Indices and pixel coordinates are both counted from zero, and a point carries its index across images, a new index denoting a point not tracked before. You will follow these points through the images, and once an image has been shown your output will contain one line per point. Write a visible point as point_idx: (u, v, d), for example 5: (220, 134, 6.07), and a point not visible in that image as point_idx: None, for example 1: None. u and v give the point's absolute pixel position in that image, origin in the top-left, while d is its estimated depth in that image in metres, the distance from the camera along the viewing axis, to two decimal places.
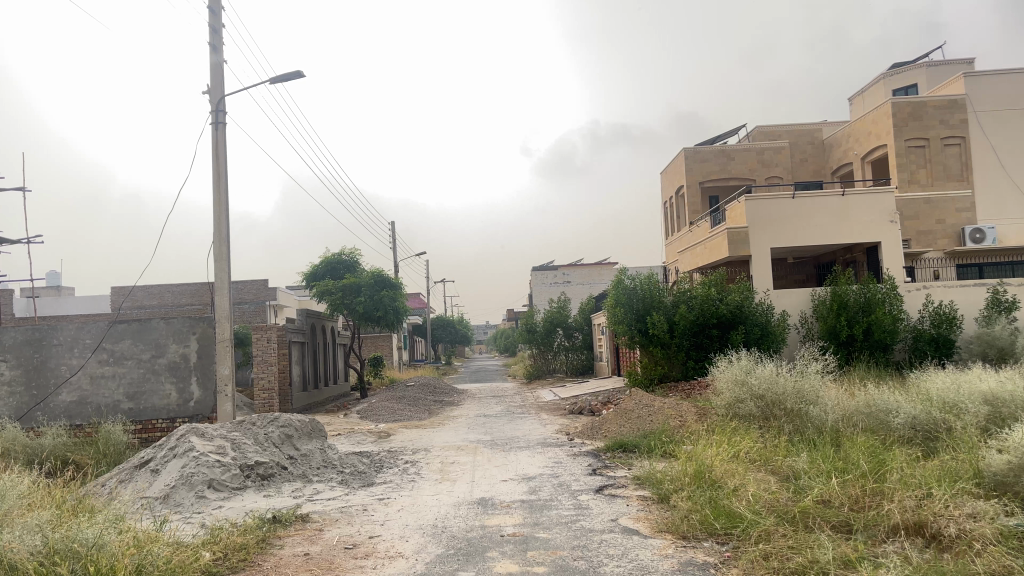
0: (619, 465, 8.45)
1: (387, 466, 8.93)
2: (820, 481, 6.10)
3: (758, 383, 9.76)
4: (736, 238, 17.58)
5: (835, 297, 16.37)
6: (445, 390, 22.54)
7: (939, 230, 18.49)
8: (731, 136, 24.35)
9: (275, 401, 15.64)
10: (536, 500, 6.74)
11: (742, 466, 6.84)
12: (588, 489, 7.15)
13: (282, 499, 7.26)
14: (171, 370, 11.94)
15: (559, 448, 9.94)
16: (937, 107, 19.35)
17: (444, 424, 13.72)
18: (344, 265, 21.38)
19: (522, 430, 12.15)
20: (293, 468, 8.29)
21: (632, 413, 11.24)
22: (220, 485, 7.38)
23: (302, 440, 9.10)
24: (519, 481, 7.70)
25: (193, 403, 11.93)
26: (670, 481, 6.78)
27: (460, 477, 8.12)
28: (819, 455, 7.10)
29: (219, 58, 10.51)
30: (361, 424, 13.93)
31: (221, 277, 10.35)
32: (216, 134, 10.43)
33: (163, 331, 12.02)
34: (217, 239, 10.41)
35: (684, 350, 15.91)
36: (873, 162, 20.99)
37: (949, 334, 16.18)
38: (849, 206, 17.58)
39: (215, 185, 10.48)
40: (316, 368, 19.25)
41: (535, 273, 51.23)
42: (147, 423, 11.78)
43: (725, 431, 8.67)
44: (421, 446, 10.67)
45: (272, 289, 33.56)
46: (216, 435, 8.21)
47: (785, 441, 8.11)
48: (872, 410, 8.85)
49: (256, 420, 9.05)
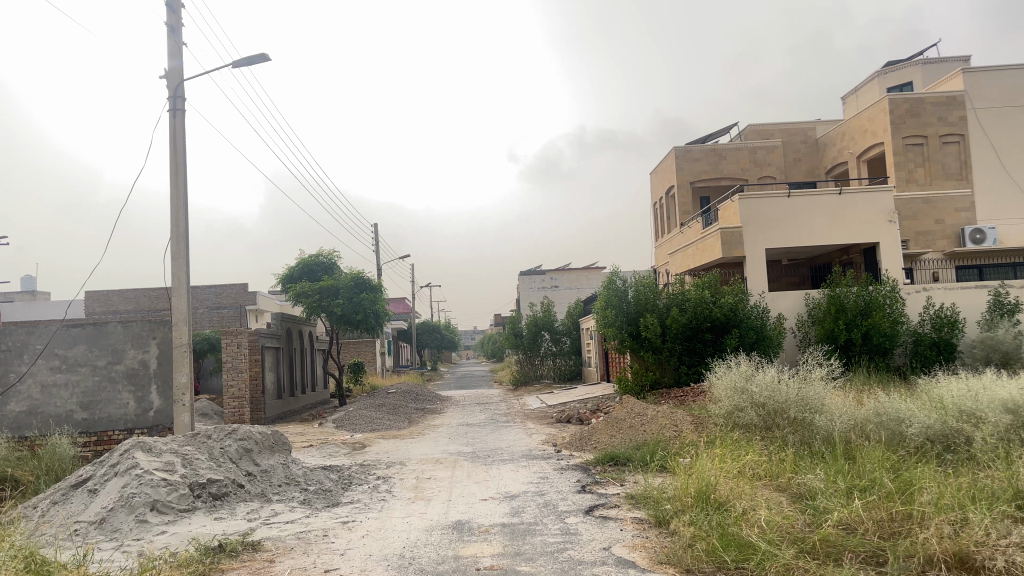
0: (610, 481, 7.70)
1: (356, 482, 8.13)
2: (840, 502, 5.39)
3: (758, 390, 9.02)
4: (730, 239, 16.92)
5: (833, 299, 15.73)
6: (428, 397, 21.71)
7: (938, 230, 17.89)
8: (722, 134, 23.72)
9: (246, 411, 14.90)
10: (518, 524, 5.97)
11: (749, 484, 6.12)
12: (577, 510, 6.38)
13: (234, 523, 6.44)
14: (129, 378, 11.11)
15: (546, 462, 9.18)
16: (935, 103, 18.79)
17: (424, 434, 12.92)
18: (321, 267, 20.56)
19: (506, 441, 11.37)
20: (250, 487, 7.46)
21: (624, 422, 10.50)
22: (165, 507, 6.58)
23: (263, 454, 8.29)
24: (501, 500, 6.92)
25: (153, 413, 11.11)
26: (668, 500, 6.04)
27: (436, 495, 7.33)
28: (833, 471, 6.40)
29: (176, 40, 9.73)
30: (334, 435, 13.11)
31: (178, 276, 9.54)
32: (173, 122, 9.65)
33: (121, 335, 11.22)
34: (174, 235, 9.59)
35: (676, 354, 15.26)
36: (868, 161, 20.40)
37: (950, 338, 15.55)
38: (846, 205, 16.94)
39: (172, 177, 9.68)
40: (293, 375, 18.46)
41: (522, 277, 50.60)
42: (103, 435, 10.96)
43: (726, 443, 7.94)
44: (396, 460, 9.86)
45: (252, 293, 32.67)
46: (164, 450, 7.41)
47: (792, 455, 7.41)
48: (885, 419, 8.21)
49: (211, 432, 8.21)
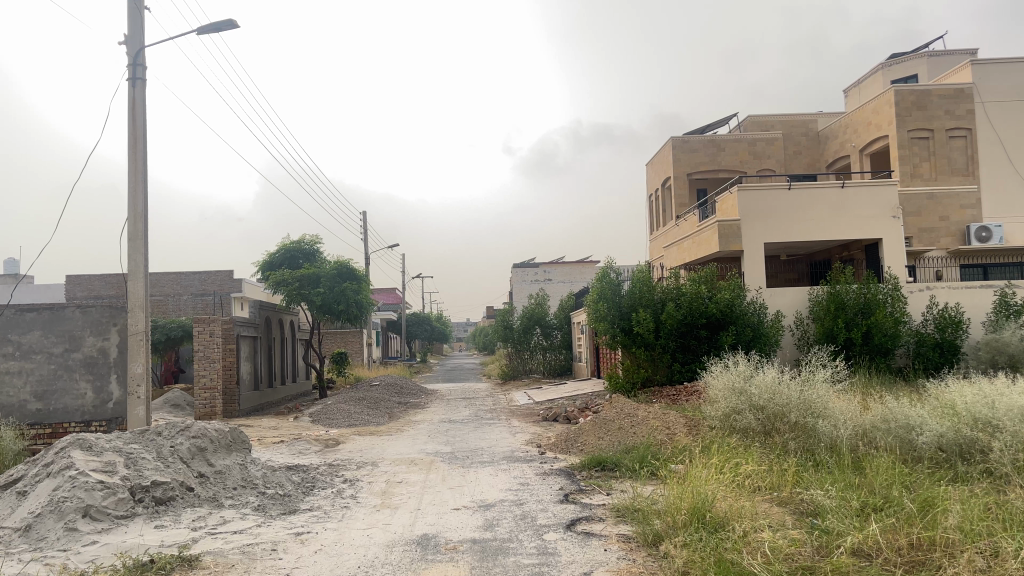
0: (596, 488, 7.07)
1: (320, 486, 7.47)
2: (852, 525, 4.75)
3: (758, 392, 8.39)
4: (728, 233, 16.26)
5: (832, 296, 15.13)
6: (412, 390, 21.06)
7: (942, 228, 17.33)
8: (721, 125, 23.05)
9: (218, 403, 14.25)
10: (490, 541, 5.32)
11: (751, 501, 5.48)
12: (557, 524, 5.73)
13: (175, 534, 5.76)
14: (87, 367, 10.43)
15: (527, 465, 8.53)
16: (943, 96, 18.13)
17: (402, 431, 12.24)
18: (303, 253, 19.91)
19: (488, 441, 10.70)
20: (201, 490, 6.78)
21: (613, 423, 9.86)
22: (101, 513, 5.89)
23: (219, 454, 7.61)
24: (475, 511, 6.26)
25: (111, 405, 10.43)
26: (658, 517, 5.39)
27: (404, 503, 6.67)
28: (841, 486, 5.78)
29: (137, 2, 9.01)
30: (308, 430, 12.46)
31: (136, 259, 8.85)
32: (132, 93, 8.96)
33: (79, 321, 10.52)
34: (131, 215, 8.89)
35: (670, 351, 14.62)
36: (871, 155, 19.75)
37: (954, 339, 15.00)
38: (848, 200, 16.30)
39: (131, 151, 8.98)
40: (272, 366, 17.80)
41: (515, 270, 49.93)
42: (59, 427, 10.29)
43: (722, 450, 7.33)
44: (368, 460, 9.20)
45: (238, 280, 31.95)
46: (106, 448, 6.73)
47: (793, 465, 6.81)
48: (895, 425, 7.61)
49: (162, 429, 7.55)
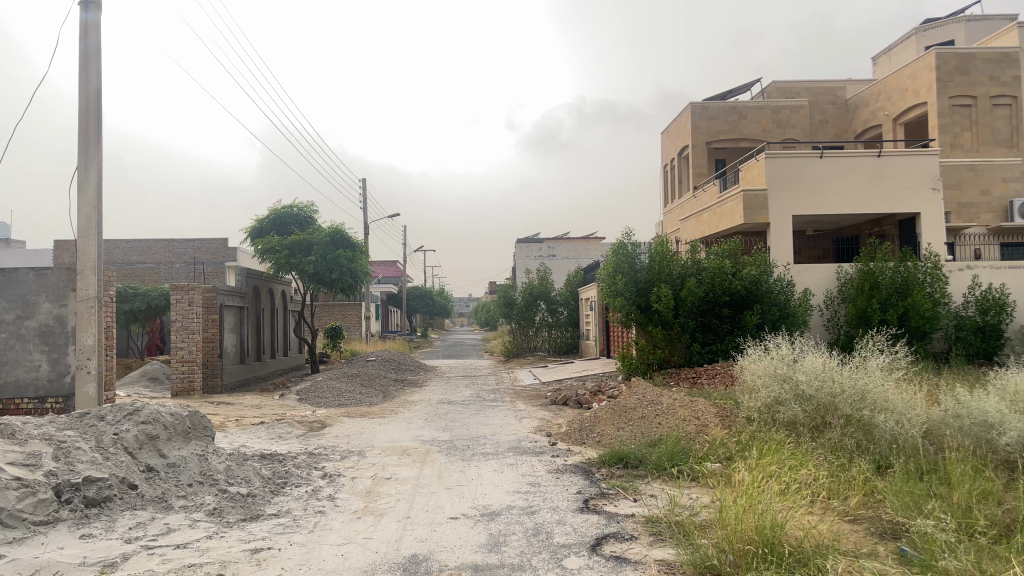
0: (620, 492, 5.92)
1: (292, 483, 6.32)
2: (980, 566, 3.58)
3: (805, 379, 7.23)
4: (753, 203, 15.01)
5: (866, 275, 13.90)
6: (410, 366, 19.93)
7: (983, 203, 16.22)
8: (742, 90, 21.70)
9: (196, 377, 13.15)
10: (496, 571, 4.15)
11: (830, 526, 4.31)
12: (579, 545, 4.59)
13: (103, 548, 4.59)
14: (42, 336, 9.28)
15: (538, 459, 7.42)
16: (987, 60, 16.79)
17: (395, 414, 11.09)
18: (295, 220, 18.64)
19: (490, 428, 9.54)
20: (147, 488, 5.63)
21: (633, 411, 8.71)
22: (13, 518, 4.70)
23: (173, 443, 6.45)
24: (477, 521, 5.12)
25: (69, 380, 9.27)
26: (708, 539, 4.24)
27: (391, 509, 5.52)
28: (936, 504, 4.62)
29: None
30: (293, 410, 11.34)
31: (86, 211, 7.68)
32: (85, 17, 7.75)
33: (33, 286, 9.34)
34: (82, 161, 7.72)
35: (689, 330, 13.50)
36: (905, 124, 18.46)
37: (997, 323, 13.84)
38: (885, 170, 15.01)
39: (82, 88, 7.76)
40: (259, 339, 16.65)
41: (519, 246, 48.63)
42: (9, 403, 9.16)
43: (771, 449, 6.14)
44: (355, 448, 8.08)
45: (233, 249, 30.74)
46: (32, 437, 5.57)
47: (860, 470, 5.64)
48: (969, 421, 6.43)
49: (107, 414, 6.39)
